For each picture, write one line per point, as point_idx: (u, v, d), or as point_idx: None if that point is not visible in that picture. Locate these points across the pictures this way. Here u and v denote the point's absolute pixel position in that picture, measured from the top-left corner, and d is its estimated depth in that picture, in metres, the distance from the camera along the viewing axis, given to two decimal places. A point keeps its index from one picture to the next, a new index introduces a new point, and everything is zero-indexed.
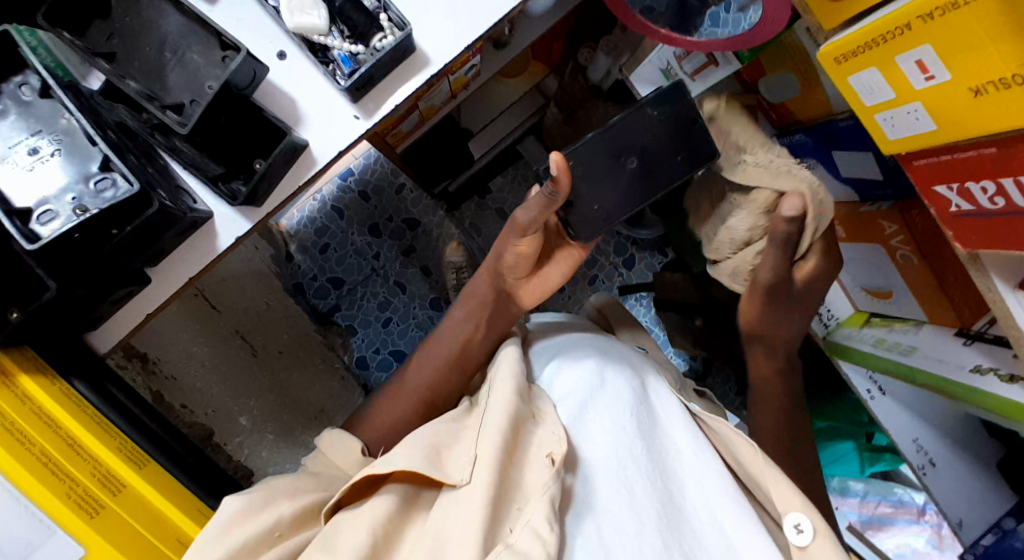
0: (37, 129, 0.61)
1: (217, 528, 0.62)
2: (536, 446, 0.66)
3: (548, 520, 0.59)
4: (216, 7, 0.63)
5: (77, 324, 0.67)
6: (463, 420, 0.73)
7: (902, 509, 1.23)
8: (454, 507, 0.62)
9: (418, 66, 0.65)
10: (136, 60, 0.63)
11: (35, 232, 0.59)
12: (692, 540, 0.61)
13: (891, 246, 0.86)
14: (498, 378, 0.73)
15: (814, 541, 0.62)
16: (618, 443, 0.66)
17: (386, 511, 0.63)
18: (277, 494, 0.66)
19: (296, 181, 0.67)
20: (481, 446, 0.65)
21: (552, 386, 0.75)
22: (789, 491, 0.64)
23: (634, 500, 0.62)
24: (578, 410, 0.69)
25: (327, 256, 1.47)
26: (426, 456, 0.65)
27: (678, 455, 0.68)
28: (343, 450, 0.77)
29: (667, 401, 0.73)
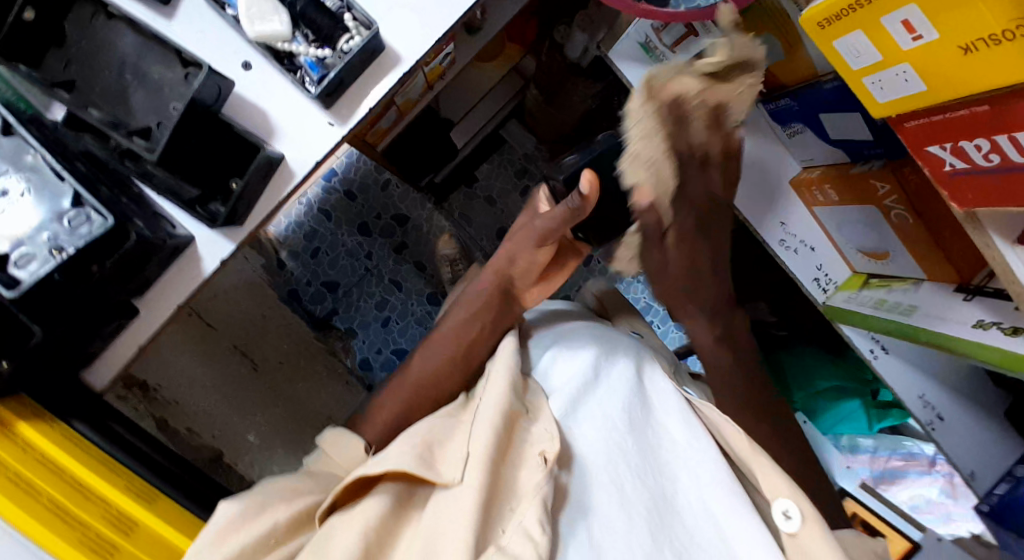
0: (4, 169, 0.59)
1: (207, 538, 0.60)
2: (527, 443, 0.66)
3: (539, 521, 0.58)
4: (174, 22, 0.61)
5: (70, 365, 0.66)
6: (458, 415, 0.73)
7: (913, 461, 1.23)
8: (447, 507, 0.61)
9: (388, 66, 0.63)
10: (96, 86, 0.61)
11: (14, 278, 0.57)
12: (684, 534, 0.61)
13: (884, 206, 0.80)
14: (493, 374, 0.72)
15: (803, 528, 0.60)
16: (609, 439, 0.65)
17: (379, 513, 0.62)
18: (273, 500, 0.64)
19: (277, 196, 0.65)
20: (473, 443, 0.65)
21: (547, 379, 0.74)
22: (781, 479, 0.63)
23: (625, 499, 0.61)
24: (571, 405, 0.69)
25: (318, 260, 1.41)
26: (419, 455, 0.64)
27: (672, 446, 0.67)
28: (342, 449, 0.73)
29: (663, 389, 0.72)
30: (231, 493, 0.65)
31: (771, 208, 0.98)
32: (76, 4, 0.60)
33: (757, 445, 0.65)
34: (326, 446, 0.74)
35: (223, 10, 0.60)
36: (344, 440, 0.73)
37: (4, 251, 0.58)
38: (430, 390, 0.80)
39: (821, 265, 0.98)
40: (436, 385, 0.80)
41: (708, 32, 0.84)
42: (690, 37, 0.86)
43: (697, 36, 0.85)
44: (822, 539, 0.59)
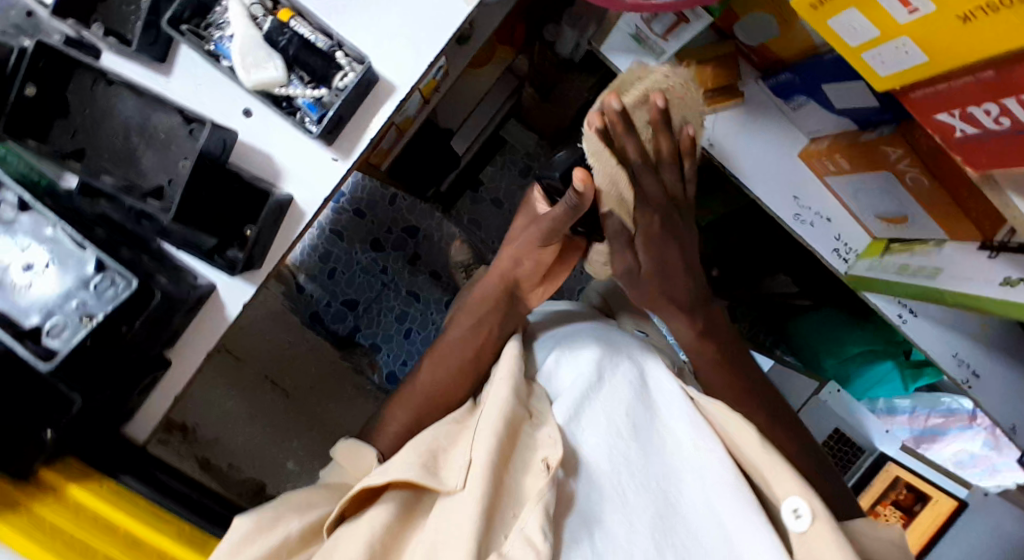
0: (28, 243, 0.61)
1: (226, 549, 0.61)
2: (530, 448, 0.66)
3: (541, 528, 0.59)
4: (172, 79, 0.63)
5: (110, 419, 0.69)
6: (464, 421, 0.73)
7: (953, 418, 1.18)
8: (446, 516, 0.61)
9: (383, 97, 0.63)
10: (104, 151, 0.62)
11: (49, 348, 0.59)
12: (687, 537, 0.62)
13: (898, 171, 0.79)
14: (497, 378, 0.71)
15: (813, 526, 0.60)
16: (612, 445, 0.66)
17: (382, 521, 0.62)
18: (286, 512, 0.65)
19: (289, 238, 0.66)
20: (475, 451, 0.64)
21: (553, 381, 0.74)
22: (787, 475, 0.63)
23: (627, 507, 0.62)
24: (575, 409, 0.68)
25: (336, 280, 1.34)
26: (423, 464, 0.64)
27: (675, 450, 0.68)
28: (356, 460, 0.72)
29: (667, 389, 0.71)
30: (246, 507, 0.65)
31: (784, 183, 0.96)
32: (75, 72, 0.61)
33: (771, 450, 0.64)
34: (342, 458, 0.73)
35: (218, 62, 0.61)
36: (357, 451, 0.73)
37: (37, 322, 0.59)
38: (449, 396, 0.79)
39: (840, 235, 0.97)
40: (456, 395, 0.80)
41: (698, 18, 0.84)
42: (681, 23, 0.86)
43: (687, 23, 0.85)
44: (831, 537, 0.59)
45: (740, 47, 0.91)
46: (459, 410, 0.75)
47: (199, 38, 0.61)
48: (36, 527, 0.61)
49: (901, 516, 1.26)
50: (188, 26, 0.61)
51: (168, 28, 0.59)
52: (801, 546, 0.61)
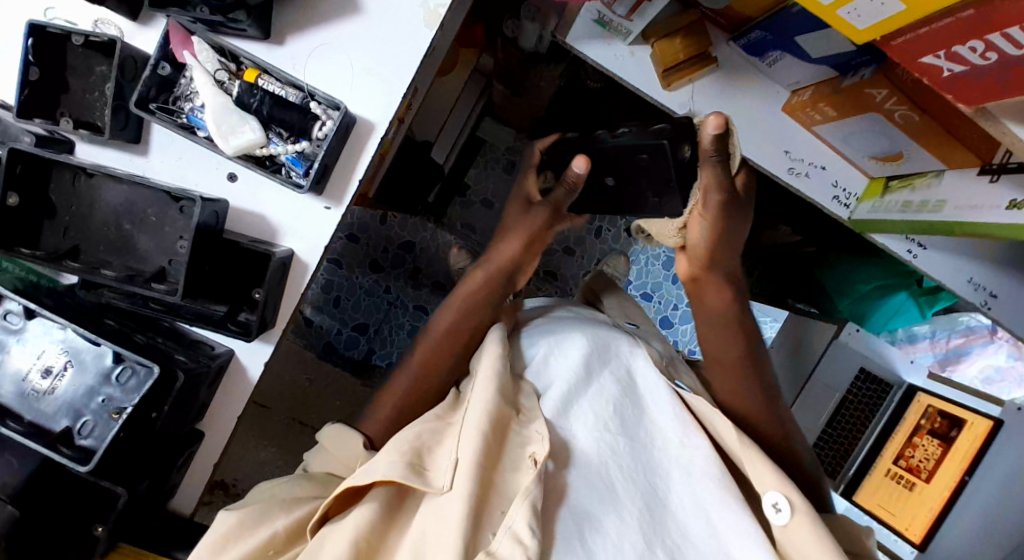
0: (42, 349, 0.61)
1: (208, 547, 0.60)
2: (520, 445, 0.63)
3: (528, 524, 0.55)
4: (150, 157, 0.62)
5: (156, 501, 0.68)
6: (446, 417, 0.68)
7: (973, 335, 1.22)
8: (433, 516, 0.58)
9: (363, 137, 0.62)
10: (99, 244, 0.62)
11: (85, 449, 0.59)
12: (676, 532, 0.60)
13: (886, 111, 0.78)
14: (479, 376, 0.67)
15: (793, 519, 0.60)
16: (601, 439, 0.64)
17: (365, 521, 0.59)
18: (275, 507, 0.62)
19: (296, 295, 0.66)
20: (462, 449, 0.61)
21: (541, 374, 0.70)
22: (765, 470, 0.63)
23: (617, 500, 0.60)
24: (562, 404, 0.66)
25: (342, 308, 1.31)
26: (407, 463, 0.61)
27: (663, 445, 0.66)
28: (341, 446, 0.69)
29: (654, 384, 0.70)
30: (231, 504, 0.64)
31: (773, 141, 0.94)
32: (54, 170, 0.60)
33: (745, 441, 0.65)
34: (328, 442, 0.70)
35: (195, 134, 0.60)
36: (343, 437, 0.69)
37: (67, 425, 0.60)
38: (438, 393, 0.74)
39: (836, 182, 0.96)
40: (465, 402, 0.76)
41: None
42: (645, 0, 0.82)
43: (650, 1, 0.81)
44: (810, 529, 0.59)
45: (704, 12, 0.89)
46: (441, 405, 0.69)
47: (169, 114, 0.61)
48: None
49: (938, 445, 1.07)
50: (157, 104, 0.60)
51: (138, 110, 0.59)
52: (784, 539, 0.61)
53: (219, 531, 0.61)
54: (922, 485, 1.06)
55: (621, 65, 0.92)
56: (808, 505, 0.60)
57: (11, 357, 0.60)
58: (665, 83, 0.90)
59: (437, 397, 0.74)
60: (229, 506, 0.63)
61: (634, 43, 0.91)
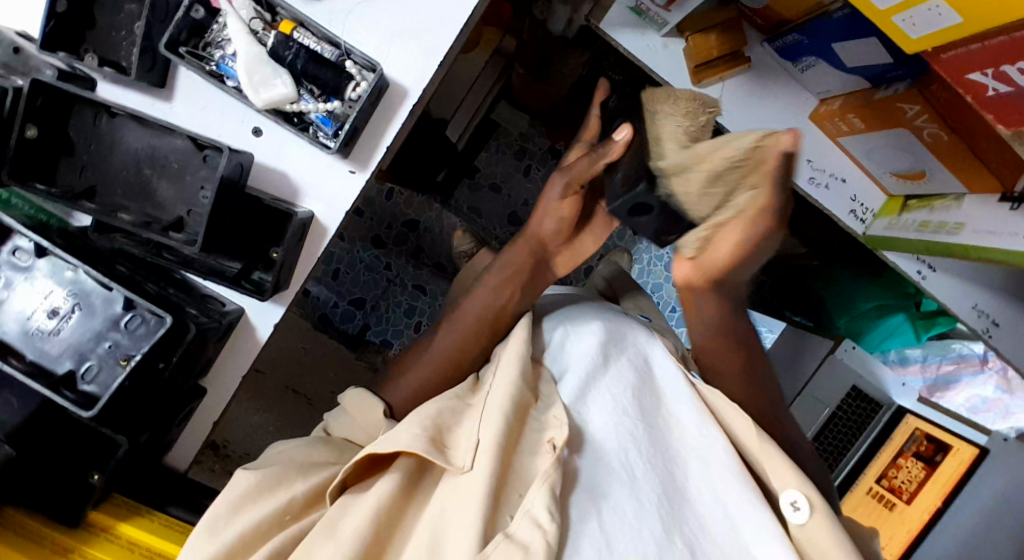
0: (52, 288, 0.59)
1: (227, 505, 0.59)
2: (538, 430, 0.63)
3: (548, 509, 0.55)
4: (175, 103, 0.61)
5: (153, 454, 0.68)
6: (466, 397, 0.67)
7: (964, 363, 1.13)
8: (455, 494, 0.58)
9: (395, 102, 0.61)
10: (117, 187, 0.61)
11: (86, 394, 0.58)
12: (694, 522, 0.60)
13: (915, 127, 0.78)
14: (504, 360, 0.68)
15: (812, 518, 0.60)
16: (619, 424, 0.64)
17: (387, 494, 0.59)
18: (291, 472, 0.62)
19: (312, 258, 0.65)
20: (484, 429, 0.61)
21: (559, 359, 0.71)
22: (784, 468, 0.62)
23: (636, 484, 0.59)
24: (581, 389, 0.66)
25: (340, 281, 1.29)
26: (429, 437, 0.60)
27: (680, 436, 0.66)
28: (363, 412, 0.69)
29: (671, 374, 0.70)
30: (246, 465, 0.63)
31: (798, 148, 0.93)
32: (76, 107, 0.59)
33: (765, 438, 0.63)
34: (350, 408, 0.70)
35: (224, 83, 0.59)
36: (363, 404, 0.69)
37: (71, 368, 0.58)
38: (441, 371, 0.74)
39: (855, 196, 0.95)
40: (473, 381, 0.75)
41: None
42: None
43: None
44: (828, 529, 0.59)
45: (742, 11, 0.88)
46: (461, 385, 0.69)
47: (199, 60, 0.59)
48: None
49: (922, 468, 1.10)
50: (186, 48, 0.59)
51: (167, 52, 0.57)
52: (803, 538, 0.60)
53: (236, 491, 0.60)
54: (903, 506, 1.09)
55: (653, 56, 0.91)
56: (827, 506, 0.60)
57: (17, 296, 0.59)
58: (696, 79, 0.90)
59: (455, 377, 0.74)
60: (245, 467, 0.63)
61: (668, 35, 0.90)
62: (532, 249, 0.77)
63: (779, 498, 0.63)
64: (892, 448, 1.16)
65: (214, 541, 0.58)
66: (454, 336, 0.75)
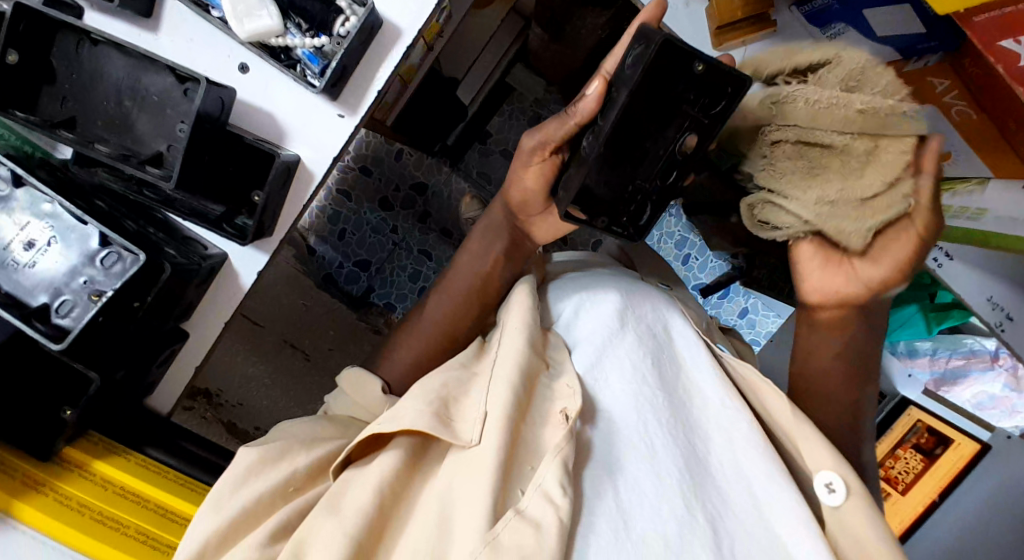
0: (25, 221, 0.58)
1: (233, 481, 0.57)
2: (548, 400, 0.61)
3: (560, 483, 0.53)
4: (160, 35, 0.58)
5: (133, 395, 0.67)
6: (471, 366, 0.66)
7: (974, 359, 1.06)
8: (461, 468, 0.56)
9: (389, 43, 0.58)
10: (97, 118, 0.59)
11: (60, 328, 0.57)
12: (717, 497, 0.57)
13: (944, 104, 0.73)
14: (509, 328, 0.65)
15: (847, 501, 0.57)
16: (638, 394, 0.61)
17: (391, 470, 0.57)
18: (295, 445, 0.60)
19: (299, 201, 0.63)
20: (491, 402, 0.59)
21: (571, 330, 0.68)
22: (820, 448, 0.60)
23: (656, 457, 0.57)
24: (597, 358, 0.63)
25: (347, 242, 1.27)
26: (435, 413, 0.58)
27: (702, 408, 0.63)
28: (362, 390, 0.68)
29: (691, 344, 0.67)
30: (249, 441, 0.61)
31: None
32: (58, 33, 0.57)
33: (801, 420, 0.61)
34: (348, 386, 0.69)
35: (209, 13, 0.57)
36: (362, 381, 0.68)
37: (46, 302, 0.57)
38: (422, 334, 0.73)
39: None
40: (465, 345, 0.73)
41: None
42: None
43: None
44: (865, 514, 0.56)
45: None
46: (466, 353, 0.67)
47: None
48: (64, 504, 0.59)
49: (920, 460, 1.11)
50: None
51: None
52: (833, 522, 0.58)
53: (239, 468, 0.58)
54: (898, 496, 1.12)
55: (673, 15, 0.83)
56: (864, 489, 0.58)
57: None
58: (716, 42, 0.78)
59: (450, 342, 0.73)
60: (250, 442, 0.61)
61: None
62: (513, 213, 0.71)
63: (813, 480, 0.60)
64: (893, 438, 1.11)
65: (213, 516, 0.56)
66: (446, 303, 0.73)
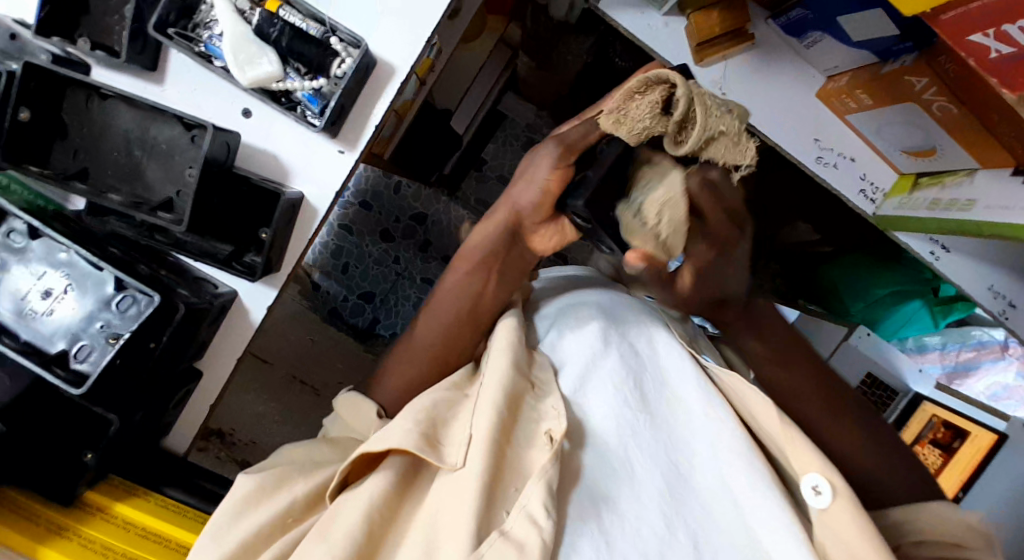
0: (43, 271, 0.59)
1: (230, 509, 0.58)
2: (534, 421, 0.62)
3: (544, 505, 0.54)
4: (166, 86, 0.61)
5: (150, 436, 0.68)
6: (462, 388, 0.68)
7: (984, 350, 1.09)
8: (446, 492, 0.57)
9: (384, 80, 0.61)
10: (108, 169, 0.61)
11: (80, 373, 0.58)
12: (698, 512, 0.58)
13: (924, 101, 0.75)
14: (495, 350, 0.66)
15: (834, 503, 0.56)
16: (620, 415, 0.62)
17: (379, 491, 0.58)
18: (293, 473, 0.62)
19: (305, 238, 0.65)
20: (476, 425, 0.60)
21: (557, 350, 0.70)
22: (808, 452, 0.58)
23: (635, 481, 0.59)
24: (580, 382, 0.65)
25: (350, 275, 1.25)
26: (422, 434, 0.59)
27: (686, 422, 0.64)
28: (360, 415, 0.68)
29: (675, 357, 0.67)
30: (248, 468, 0.63)
31: (804, 128, 0.89)
32: (67, 90, 0.59)
33: (786, 421, 0.59)
34: (343, 410, 0.69)
35: (211, 63, 0.59)
36: (359, 406, 0.68)
37: (64, 348, 0.59)
38: (443, 358, 0.72)
39: (865, 175, 0.90)
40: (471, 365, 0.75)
41: None
42: None
43: None
44: (847, 519, 0.55)
45: None
46: (459, 375, 0.69)
47: (188, 40, 0.59)
48: (87, 548, 0.60)
49: (939, 455, 1.04)
50: (175, 29, 0.59)
51: (156, 33, 0.57)
52: (820, 523, 0.57)
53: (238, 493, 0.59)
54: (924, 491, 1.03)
55: (654, 36, 0.87)
56: (849, 489, 0.57)
57: (12, 276, 0.59)
58: (698, 58, 0.86)
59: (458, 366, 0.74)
60: (247, 470, 0.62)
61: (669, 14, 0.87)
62: None
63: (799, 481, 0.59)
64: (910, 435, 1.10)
65: (216, 546, 0.57)
66: (435, 318, 0.72)
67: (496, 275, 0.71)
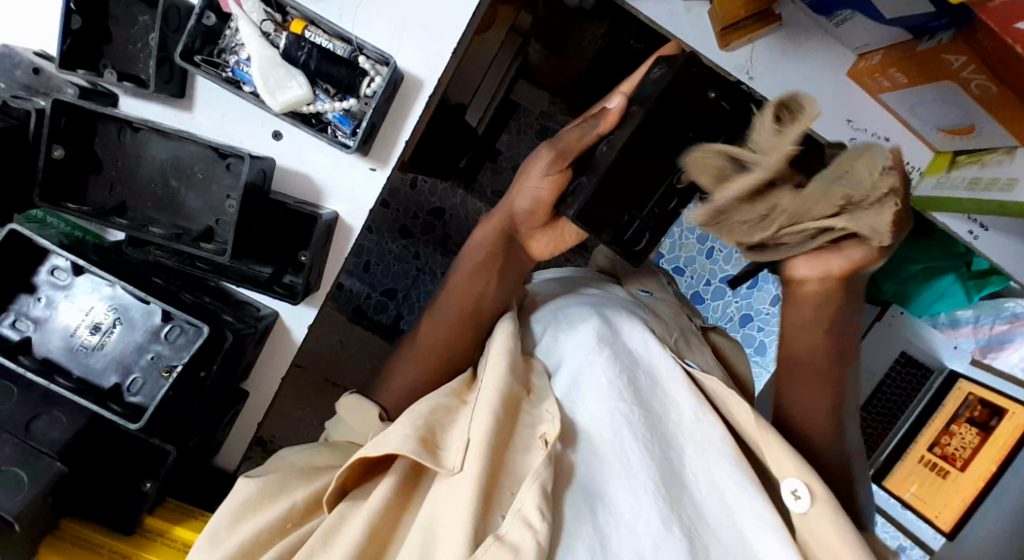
0: (90, 307, 0.60)
1: (225, 518, 0.58)
2: (530, 425, 0.60)
3: (539, 507, 0.53)
4: (195, 113, 0.61)
5: (200, 458, 0.70)
6: (460, 394, 0.66)
7: (1019, 323, 0.98)
8: (445, 499, 0.56)
9: (412, 94, 0.60)
10: (146, 202, 0.61)
11: (134, 406, 0.59)
12: (693, 510, 0.57)
13: (962, 80, 0.71)
14: (491, 355, 0.65)
15: (813, 507, 0.56)
16: (615, 410, 0.60)
17: (383, 496, 0.58)
18: (292, 479, 0.61)
19: (341, 258, 0.65)
20: (472, 429, 0.59)
21: (552, 351, 0.68)
22: (785, 455, 0.59)
23: (630, 474, 0.56)
24: (574, 381, 0.63)
25: (371, 272, 1.25)
26: (420, 439, 0.58)
27: (678, 421, 0.62)
28: (357, 417, 0.66)
29: (664, 359, 0.65)
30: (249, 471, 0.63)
31: (833, 111, 0.87)
32: (98, 123, 0.59)
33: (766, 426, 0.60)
34: (342, 412, 0.67)
35: (241, 89, 0.58)
36: (358, 407, 0.66)
37: (117, 382, 0.60)
38: (455, 359, 0.71)
39: (900, 155, 0.88)
40: None
41: None
42: None
43: None
44: (830, 521, 0.56)
45: None
46: None
47: (214, 67, 0.59)
48: None
49: (976, 435, 0.96)
50: (202, 56, 0.58)
51: (183, 62, 0.57)
52: (803, 528, 0.57)
53: (237, 498, 0.59)
54: (956, 473, 0.96)
55: (675, 21, 0.85)
56: (832, 496, 0.57)
57: (60, 313, 0.60)
58: (723, 43, 0.84)
59: None
60: (249, 473, 0.62)
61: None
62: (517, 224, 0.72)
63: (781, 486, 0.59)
64: (944, 415, 1.01)
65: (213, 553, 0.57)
66: (443, 311, 0.73)
67: (497, 275, 0.72)
